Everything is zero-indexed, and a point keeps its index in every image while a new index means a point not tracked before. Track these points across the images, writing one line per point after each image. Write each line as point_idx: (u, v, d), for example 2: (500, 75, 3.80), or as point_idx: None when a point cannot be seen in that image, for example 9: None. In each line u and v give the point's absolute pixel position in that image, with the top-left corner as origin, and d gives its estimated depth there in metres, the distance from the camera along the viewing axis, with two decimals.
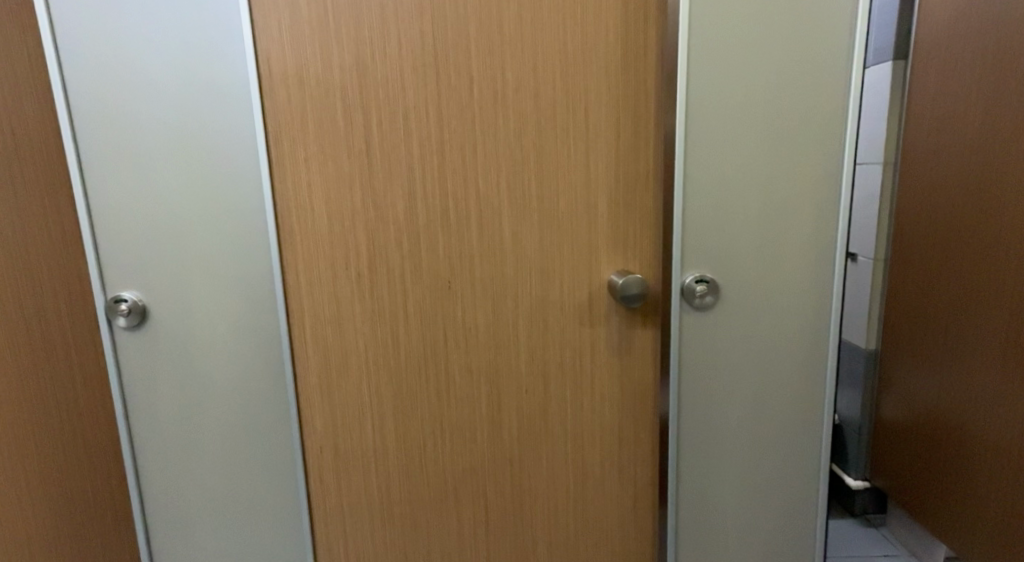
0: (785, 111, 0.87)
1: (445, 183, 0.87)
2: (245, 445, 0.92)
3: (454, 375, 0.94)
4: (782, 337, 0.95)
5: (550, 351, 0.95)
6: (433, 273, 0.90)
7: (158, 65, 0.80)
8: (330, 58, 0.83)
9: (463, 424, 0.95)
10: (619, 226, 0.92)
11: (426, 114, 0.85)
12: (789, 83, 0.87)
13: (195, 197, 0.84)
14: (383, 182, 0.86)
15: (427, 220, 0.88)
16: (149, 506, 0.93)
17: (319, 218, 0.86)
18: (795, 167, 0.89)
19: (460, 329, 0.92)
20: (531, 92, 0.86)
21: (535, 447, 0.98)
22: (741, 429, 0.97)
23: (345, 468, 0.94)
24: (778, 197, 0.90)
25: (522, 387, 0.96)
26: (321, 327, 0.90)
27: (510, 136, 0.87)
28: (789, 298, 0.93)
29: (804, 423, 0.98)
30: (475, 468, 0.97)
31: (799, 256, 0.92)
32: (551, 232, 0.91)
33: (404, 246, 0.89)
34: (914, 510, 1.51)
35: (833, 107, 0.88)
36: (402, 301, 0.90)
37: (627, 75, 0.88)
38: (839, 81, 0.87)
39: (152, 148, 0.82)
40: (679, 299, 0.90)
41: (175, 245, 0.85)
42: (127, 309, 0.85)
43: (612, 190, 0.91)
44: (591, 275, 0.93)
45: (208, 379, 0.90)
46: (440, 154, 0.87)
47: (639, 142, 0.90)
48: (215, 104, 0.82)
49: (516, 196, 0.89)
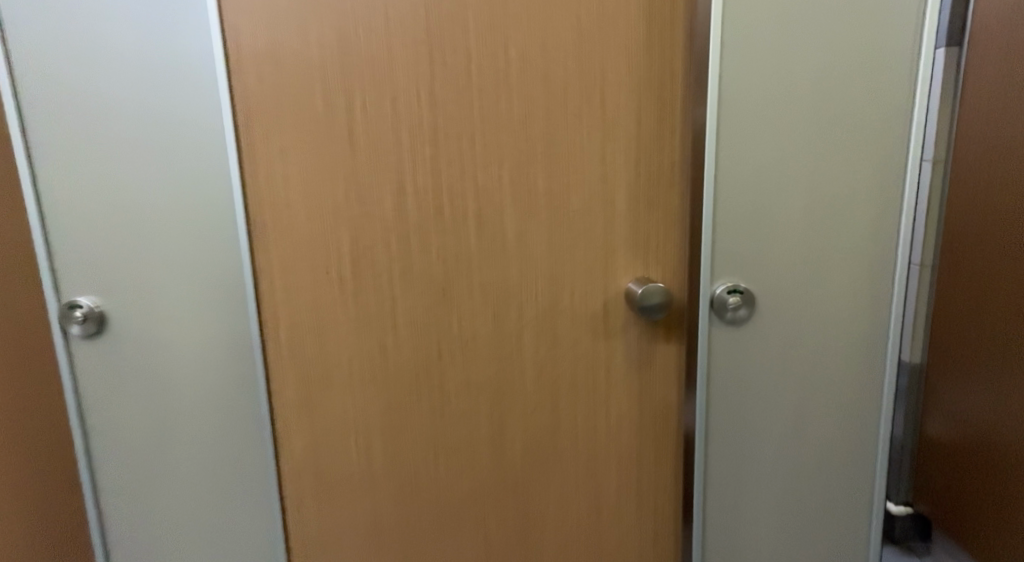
0: (837, 95, 0.75)
1: (439, 175, 0.76)
2: (217, 464, 0.82)
3: (452, 393, 0.83)
4: (827, 353, 0.83)
5: (559, 366, 0.84)
6: (426, 278, 0.79)
7: (114, 39, 0.71)
8: (306, 33, 0.70)
9: (462, 447, 0.85)
10: (640, 227, 0.81)
11: (417, 96, 0.73)
12: (844, 64, 0.74)
13: (161, 193, 0.74)
14: (371, 175, 0.75)
15: (419, 219, 0.77)
16: (112, 530, 0.84)
17: (297, 215, 0.75)
18: (846, 163, 0.77)
19: (456, 342, 0.81)
20: (539, 73, 0.75)
21: (545, 472, 0.87)
22: (776, 452, 0.87)
23: (327, 494, 0.84)
24: (826, 197, 0.78)
25: (528, 407, 0.85)
26: (301, 336, 0.78)
27: (515, 123, 0.76)
28: (836, 311, 0.82)
29: (850, 447, 0.88)
30: (477, 494, 0.87)
31: (849, 262, 0.80)
32: (561, 234, 0.79)
33: (394, 247, 0.77)
34: (963, 540, 1.37)
35: (894, 93, 0.76)
36: (392, 310, 0.79)
37: (650, 53, 0.76)
38: (902, 64, 0.75)
39: (108, 134, 0.73)
40: (708, 311, 0.79)
41: (137, 242, 0.75)
42: (82, 317, 0.75)
43: (631, 186, 0.79)
44: (606, 282, 0.82)
45: (174, 391, 0.80)
46: (434, 143, 0.75)
47: (664, 130, 0.78)
48: (179, 88, 0.72)
49: (521, 193, 0.78)
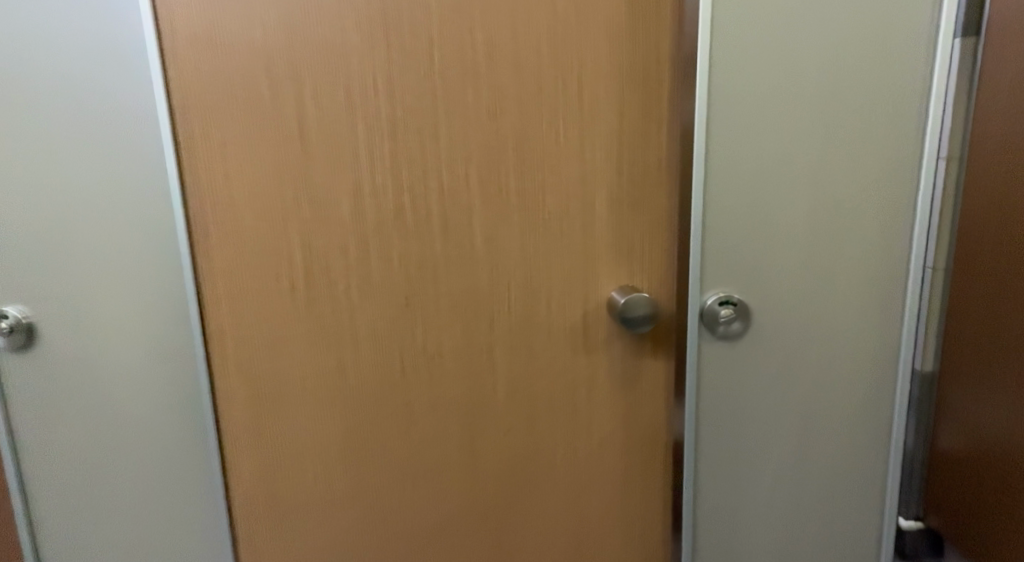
0: (844, 83, 0.67)
1: (399, 173, 0.69)
2: (158, 484, 0.77)
3: (418, 412, 0.76)
4: (832, 368, 0.77)
5: (536, 382, 0.77)
6: (388, 287, 0.71)
7: (38, 24, 0.65)
8: (248, 14, 0.63)
9: (430, 470, 0.78)
10: (624, 230, 0.73)
11: (374, 86, 0.66)
12: (853, 48, 0.67)
13: (88, 196, 0.68)
14: (324, 173, 0.68)
15: (379, 222, 0.70)
16: (56, 546, 0.81)
17: (243, 218, 0.68)
18: (853, 159, 0.70)
19: (422, 357, 0.74)
20: (509, 60, 0.68)
21: (522, 496, 0.80)
22: (772, 474, 0.80)
23: (283, 522, 0.77)
24: (830, 196, 0.71)
25: (502, 426, 0.77)
26: (249, 351, 0.71)
27: (483, 116, 0.68)
28: (841, 323, 0.75)
29: (858, 465, 0.82)
30: (448, 521, 0.80)
31: (857, 269, 0.73)
32: (536, 237, 0.72)
33: (351, 253, 0.70)
34: None
35: (908, 81, 0.68)
36: (350, 322, 0.72)
37: (634, 38, 0.69)
38: (918, 49, 0.68)
39: (32, 131, 0.67)
40: (697, 324, 0.72)
41: (65, 247, 0.69)
42: (7, 328, 0.71)
43: (614, 186, 0.72)
44: (587, 291, 0.75)
45: (109, 407, 0.74)
46: (393, 138, 0.68)
47: (650, 124, 0.71)
48: (106, 77, 0.65)
49: (491, 193, 0.70)
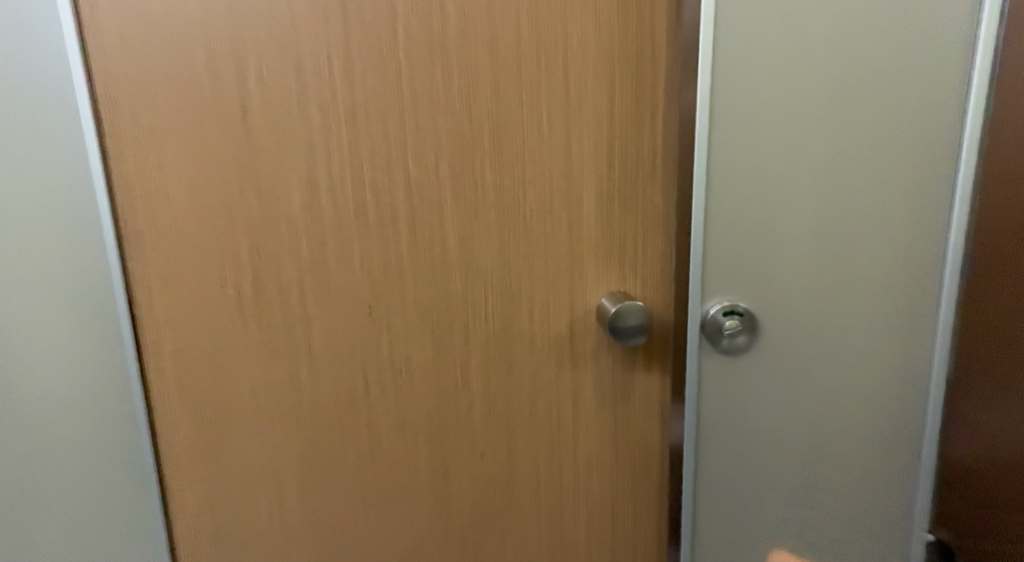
0: (865, 70, 0.61)
1: (359, 165, 0.60)
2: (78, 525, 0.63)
3: (383, 432, 0.68)
4: (845, 383, 0.70)
5: (515, 399, 0.69)
6: (348, 293, 0.63)
7: None
8: None
9: (397, 497, 0.70)
10: (614, 230, 0.65)
11: (329, 66, 0.58)
12: (875, 31, 0.60)
13: None
14: (273, 166, 0.59)
15: (336, 220, 0.61)
16: None
17: (180, 215, 0.59)
18: (869, 153, 0.63)
19: (387, 371, 0.66)
20: (484, 36, 0.59)
21: (499, 525, 0.72)
22: (776, 504, 0.73)
23: (232, 553, 0.69)
24: (843, 194, 0.64)
25: (478, 448, 0.70)
26: (190, 365, 0.63)
27: (454, 100, 0.60)
28: (855, 333, 0.68)
29: (878, 494, 0.73)
30: (417, 552, 0.72)
31: (870, 273, 0.67)
32: (515, 238, 0.64)
33: (304, 256, 0.62)
34: None
35: (934, 69, 0.62)
36: (305, 332, 0.64)
37: (626, 12, 0.61)
38: (946, 32, 0.61)
39: None
40: (699, 336, 0.65)
41: None
42: None
43: (603, 180, 0.64)
44: (573, 298, 0.67)
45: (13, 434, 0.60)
46: (351, 125, 0.59)
47: (643, 110, 0.63)
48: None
49: (464, 188, 0.62)
